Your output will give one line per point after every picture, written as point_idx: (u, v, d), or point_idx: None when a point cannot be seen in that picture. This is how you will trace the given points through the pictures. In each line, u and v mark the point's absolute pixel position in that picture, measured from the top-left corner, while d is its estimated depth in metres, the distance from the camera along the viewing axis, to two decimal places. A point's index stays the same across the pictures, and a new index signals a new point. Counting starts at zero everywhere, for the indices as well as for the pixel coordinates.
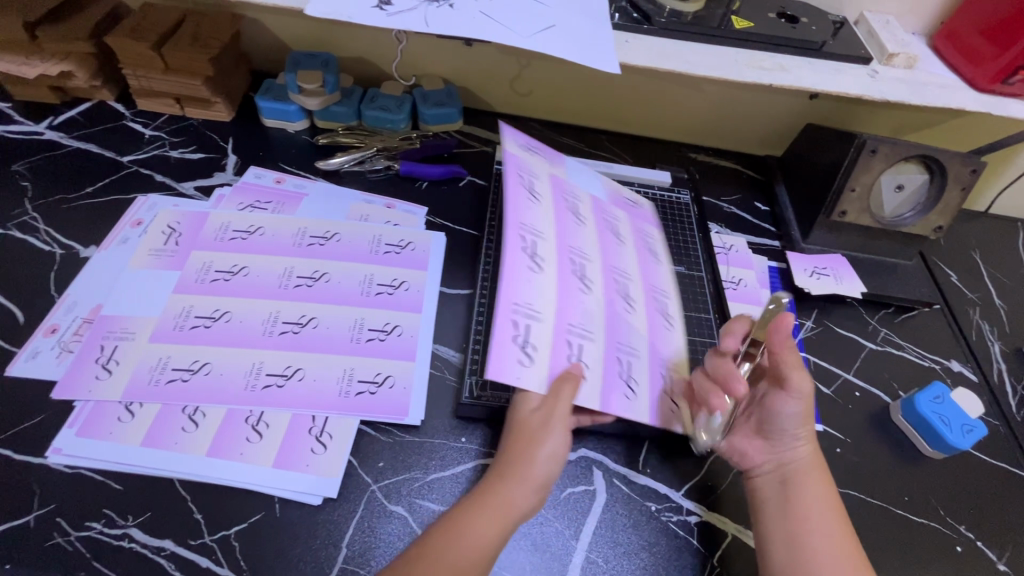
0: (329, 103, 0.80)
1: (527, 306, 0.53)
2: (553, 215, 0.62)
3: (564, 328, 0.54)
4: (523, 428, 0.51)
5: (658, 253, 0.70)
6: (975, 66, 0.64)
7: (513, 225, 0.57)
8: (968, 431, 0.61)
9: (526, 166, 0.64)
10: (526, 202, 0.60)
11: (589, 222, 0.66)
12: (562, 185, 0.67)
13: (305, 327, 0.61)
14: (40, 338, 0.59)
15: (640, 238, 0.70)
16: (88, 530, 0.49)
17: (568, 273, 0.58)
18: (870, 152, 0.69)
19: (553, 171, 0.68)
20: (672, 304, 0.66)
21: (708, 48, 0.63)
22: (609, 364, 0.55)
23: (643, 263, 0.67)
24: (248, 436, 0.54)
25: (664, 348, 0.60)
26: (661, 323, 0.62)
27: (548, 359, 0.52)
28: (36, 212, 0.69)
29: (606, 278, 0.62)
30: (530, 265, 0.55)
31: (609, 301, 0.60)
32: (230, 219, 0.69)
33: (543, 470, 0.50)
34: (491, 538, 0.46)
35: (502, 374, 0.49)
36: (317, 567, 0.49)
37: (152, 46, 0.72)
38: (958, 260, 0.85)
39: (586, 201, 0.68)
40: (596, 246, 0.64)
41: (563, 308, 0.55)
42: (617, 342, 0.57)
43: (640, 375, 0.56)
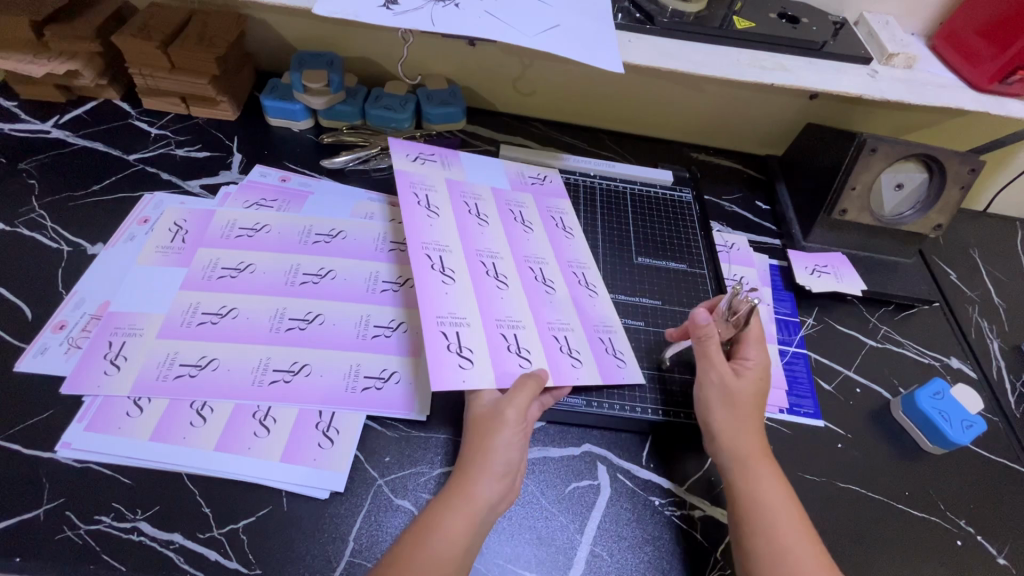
0: (334, 102, 0.81)
1: (450, 316, 0.56)
2: (454, 222, 0.66)
3: (494, 323, 0.58)
4: (480, 423, 0.51)
5: (568, 227, 0.73)
6: (974, 66, 0.65)
7: (416, 248, 0.61)
8: (968, 427, 0.61)
9: (420, 180, 0.69)
10: (426, 219, 0.64)
11: (492, 218, 0.69)
12: (458, 188, 0.71)
13: (311, 324, 0.61)
14: (48, 334, 0.59)
15: (547, 215, 0.73)
16: (98, 523, 0.49)
17: (481, 275, 0.61)
18: (870, 151, 0.70)
19: (450, 175, 0.72)
20: (592, 270, 0.69)
21: (710, 49, 0.64)
22: (547, 342, 0.59)
23: (555, 241, 0.70)
24: (256, 431, 0.54)
25: (593, 315, 0.64)
26: (584, 292, 0.66)
27: (487, 355, 0.55)
28: (43, 209, 0.70)
29: (520, 268, 0.65)
30: (441, 280, 0.59)
31: (528, 286, 0.63)
32: (235, 217, 0.70)
33: (506, 456, 0.50)
34: (461, 533, 0.46)
35: (447, 382, 0.51)
36: (324, 561, 0.49)
37: (159, 45, 0.72)
38: (957, 259, 0.85)
39: (486, 198, 0.72)
40: (504, 241, 0.67)
41: (487, 306, 0.59)
42: (548, 322, 0.61)
43: (578, 345, 0.61)
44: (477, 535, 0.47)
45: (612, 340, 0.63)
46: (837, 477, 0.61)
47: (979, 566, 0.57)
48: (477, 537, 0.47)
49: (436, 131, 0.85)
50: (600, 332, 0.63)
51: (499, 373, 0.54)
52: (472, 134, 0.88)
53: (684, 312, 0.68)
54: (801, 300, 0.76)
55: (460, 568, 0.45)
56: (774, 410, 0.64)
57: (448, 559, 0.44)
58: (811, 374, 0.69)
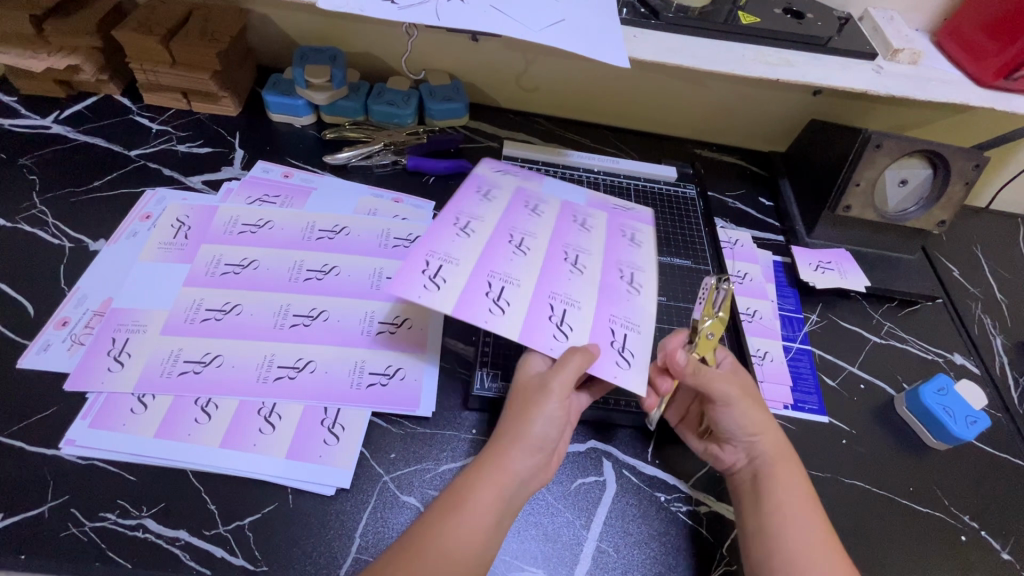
0: (336, 98, 0.81)
1: (445, 254, 0.55)
2: (504, 208, 0.63)
3: (485, 273, 0.55)
4: (523, 395, 0.51)
5: (641, 241, 0.66)
6: (979, 62, 0.65)
7: (452, 208, 0.60)
8: (972, 422, 0.61)
9: (489, 181, 0.66)
10: (475, 199, 0.63)
11: (548, 215, 0.65)
12: (527, 194, 0.67)
13: (315, 320, 0.61)
14: (51, 330, 0.59)
15: (617, 229, 0.66)
16: (103, 520, 0.49)
17: (502, 241, 0.59)
18: (875, 146, 0.70)
19: (523, 184, 0.68)
20: (646, 275, 0.61)
21: (714, 44, 0.63)
22: (537, 306, 0.54)
23: (614, 245, 0.64)
24: (261, 428, 0.54)
25: (620, 309, 0.57)
26: (623, 289, 0.59)
27: (458, 292, 0.52)
28: (44, 205, 0.69)
29: (553, 250, 0.61)
30: (458, 231, 0.58)
31: (552, 266, 0.59)
32: (239, 213, 0.70)
33: (542, 431, 0.48)
34: (489, 512, 0.45)
35: (406, 290, 0.50)
36: (330, 558, 0.49)
37: (160, 39, 0.72)
38: (960, 255, 0.85)
39: (554, 204, 0.67)
40: (550, 228, 0.63)
41: (491, 260, 0.56)
42: (552, 292, 0.56)
43: (576, 323, 0.55)
44: (507, 509, 0.46)
45: (625, 338, 0.55)
46: (842, 473, 0.61)
47: (983, 561, 0.57)
48: (506, 511, 0.46)
49: (439, 127, 0.85)
50: (616, 325, 0.56)
51: (463, 305, 0.51)
52: (475, 130, 0.87)
53: (689, 308, 0.68)
54: (805, 297, 0.76)
55: (488, 542, 0.45)
56: (779, 406, 0.64)
57: (471, 534, 0.44)
58: (815, 370, 0.69)
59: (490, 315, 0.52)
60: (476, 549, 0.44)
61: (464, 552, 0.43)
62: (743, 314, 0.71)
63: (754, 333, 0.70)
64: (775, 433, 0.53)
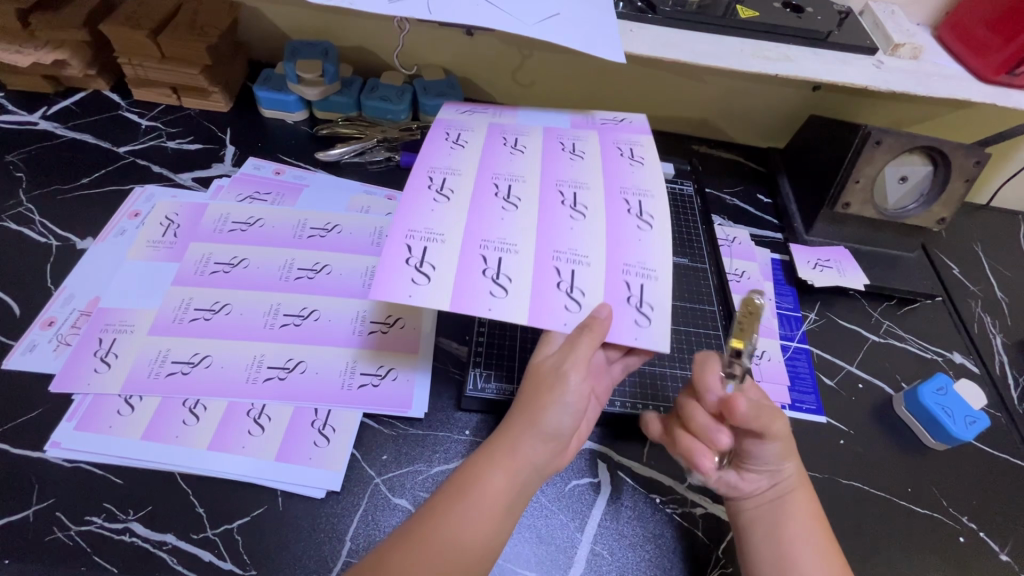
0: (329, 93, 0.79)
1: (426, 231, 0.49)
2: (481, 151, 0.57)
3: (476, 243, 0.49)
4: (539, 376, 0.47)
5: (640, 156, 0.58)
6: (980, 57, 0.64)
7: (422, 168, 0.54)
8: (971, 422, 0.61)
9: (456, 125, 0.60)
10: (446, 150, 0.56)
11: (532, 148, 0.58)
12: (501, 129, 0.60)
13: (306, 320, 0.60)
14: (37, 330, 0.58)
15: (612, 148, 0.59)
16: (89, 524, 0.48)
17: (487, 196, 0.52)
18: (875, 143, 0.69)
19: (496, 120, 0.61)
20: (655, 200, 0.54)
21: (713, 39, 0.62)
22: (542, 271, 0.48)
23: (613, 166, 0.57)
24: (250, 430, 0.53)
25: (632, 251, 0.51)
26: (632, 223, 0.52)
27: (451, 275, 0.47)
28: (31, 203, 0.68)
29: (547, 191, 0.54)
30: (433, 197, 0.51)
31: (548, 210, 0.52)
32: (229, 211, 0.68)
33: (556, 420, 0.46)
34: (501, 495, 0.44)
35: (391, 290, 0.45)
36: (320, 561, 0.48)
37: (148, 34, 0.71)
38: (960, 253, 0.84)
39: (534, 134, 0.60)
40: (536, 165, 0.56)
41: (477, 223, 0.50)
42: (555, 250, 0.50)
43: (587, 283, 0.48)
44: (518, 495, 0.45)
45: (642, 288, 0.49)
46: (840, 474, 0.60)
47: (982, 563, 0.56)
48: (518, 497, 0.45)
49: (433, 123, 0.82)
50: (630, 274, 0.49)
51: (458, 295, 0.46)
52: None
53: (686, 306, 0.67)
54: (803, 295, 0.75)
55: (498, 527, 0.44)
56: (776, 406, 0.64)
57: (483, 518, 0.43)
58: (813, 370, 0.68)
59: (492, 299, 0.46)
60: (487, 534, 0.43)
61: (472, 536, 0.43)
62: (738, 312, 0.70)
63: None
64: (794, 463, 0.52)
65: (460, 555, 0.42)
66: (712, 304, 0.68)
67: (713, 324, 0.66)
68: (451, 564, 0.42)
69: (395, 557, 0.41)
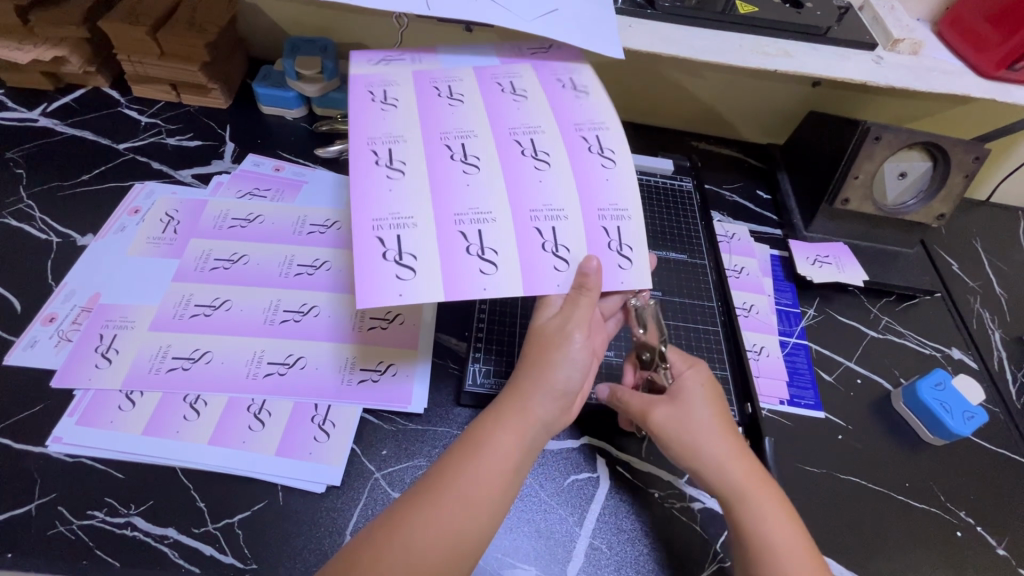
0: (328, 90, 0.79)
1: (393, 216, 0.47)
2: (416, 107, 0.54)
3: (451, 218, 0.48)
4: (543, 339, 0.48)
5: (582, 86, 0.58)
6: (979, 52, 0.64)
7: (361, 141, 0.51)
8: (969, 418, 0.61)
9: (378, 79, 0.56)
10: (377, 111, 0.53)
11: (469, 95, 0.56)
12: (428, 77, 0.57)
13: (306, 316, 0.60)
14: (39, 326, 0.58)
15: (552, 81, 0.58)
16: (91, 518, 0.48)
17: (443, 160, 0.51)
18: (874, 139, 0.69)
19: (419, 68, 0.58)
20: (611, 132, 0.54)
21: (712, 34, 0.62)
22: (524, 232, 0.48)
23: (560, 103, 0.56)
24: (250, 425, 0.53)
25: (601, 193, 0.51)
26: (596, 162, 0.52)
27: (436, 262, 0.46)
28: (32, 199, 0.69)
29: (503, 141, 0.53)
30: (386, 174, 0.49)
31: (511, 163, 0.51)
32: (229, 207, 0.69)
33: (565, 378, 0.47)
34: (513, 448, 0.45)
35: (378, 294, 0.44)
36: (320, 555, 0.49)
37: (147, 30, 0.71)
38: (959, 249, 0.84)
39: (467, 78, 0.58)
40: (482, 114, 0.54)
41: (444, 198, 0.49)
42: (531, 208, 0.49)
43: (569, 238, 0.49)
44: (528, 452, 0.46)
45: (619, 231, 0.50)
46: (838, 469, 0.60)
47: (979, 557, 0.56)
48: (526, 453, 0.46)
49: None
50: (605, 219, 0.50)
51: (450, 280, 0.46)
52: None
53: (684, 302, 0.68)
54: (802, 291, 0.75)
55: (508, 485, 0.44)
56: (774, 402, 0.64)
57: (495, 472, 0.44)
58: (812, 365, 0.68)
59: (484, 277, 0.46)
60: (496, 490, 0.43)
61: (484, 494, 0.43)
62: (737, 308, 0.71)
63: (750, 328, 0.69)
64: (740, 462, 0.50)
65: (474, 512, 0.42)
66: (710, 298, 0.68)
67: (713, 321, 0.67)
68: (466, 522, 0.42)
69: (409, 520, 0.41)
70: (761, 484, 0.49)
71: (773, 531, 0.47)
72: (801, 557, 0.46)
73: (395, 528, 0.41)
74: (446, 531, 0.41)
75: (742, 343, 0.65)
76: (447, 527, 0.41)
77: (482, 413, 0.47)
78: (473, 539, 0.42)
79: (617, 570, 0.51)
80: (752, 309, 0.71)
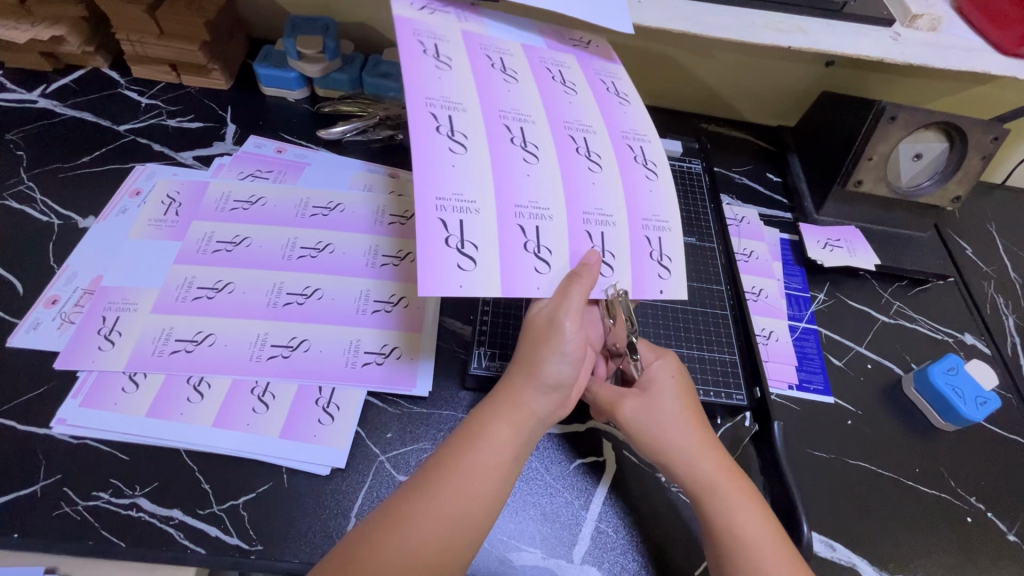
0: (330, 70, 0.78)
1: (456, 198, 0.44)
2: (473, 75, 0.49)
3: (511, 211, 0.45)
4: (536, 330, 0.46)
5: (624, 93, 0.56)
6: (1000, 28, 0.61)
7: (419, 101, 0.46)
8: (981, 403, 0.60)
9: (427, 32, 0.51)
10: (432, 69, 0.48)
11: (523, 74, 0.52)
12: (477, 41, 0.52)
13: (309, 299, 0.60)
14: (41, 308, 0.58)
15: (597, 81, 0.56)
16: (96, 499, 0.48)
17: (503, 142, 0.47)
18: (889, 118, 0.67)
19: (465, 27, 0.53)
20: (653, 145, 0.53)
21: (724, 10, 0.61)
22: (577, 235, 0.47)
23: (605, 104, 0.54)
24: (254, 407, 0.53)
25: (645, 203, 0.50)
26: (641, 172, 0.51)
27: (498, 255, 0.44)
28: (33, 181, 0.68)
29: (557, 134, 0.50)
30: (449, 145, 0.45)
31: (566, 158, 0.49)
32: (231, 189, 0.68)
33: (556, 370, 0.46)
34: (507, 439, 0.45)
35: (440, 286, 0.41)
36: (325, 537, 0.48)
37: (145, 9, 0.69)
38: (974, 233, 0.83)
39: (516, 53, 0.54)
40: (537, 100, 0.51)
41: (505, 186, 0.46)
42: (584, 210, 0.48)
43: (616, 246, 0.48)
44: (523, 446, 0.46)
45: (660, 241, 0.49)
46: (847, 454, 0.60)
47: (988, 543, 0.56)
48: (522, 445, 0.46)
49: None
50: (648, 230, 0.50)
51: (508, 276, 0.44)
52: None
53: (693, 285, 0.66)
54: (812, 276, 0.74)
55: (505, 477, 0.44)
56: (783, 386, 0.63)
57: (491, 463, 0.44)
58: (821, 351, 0.67)
59: (538, 277, 0.45)
60: (495, 482, 0.43)
61: (484, 484, 0.43)
62: (746, 291, 0.69)
63: (760, 312, 0.68)
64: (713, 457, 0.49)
65: (473, 503, 0.42)
66: (719, 280, 0.67)
67: (721, 305, 0.65)
68: (463, 515, 0.41)
69: (407, 510, 0.41)
70: (733, 476, 0.49)
71: (745, 524, 0.46)
72: (774, 551, 0.45)
73: (394, 517, 0.40)
74: (445, 522, 0.41)
75: (752, 329, 0.64)
76: (445, 518, 0.41)
77: (476, 408, 0.47)
78: (471, 531, 0.41)
79: (624, 553, 0.51)
80: (759, 293, 0.70)
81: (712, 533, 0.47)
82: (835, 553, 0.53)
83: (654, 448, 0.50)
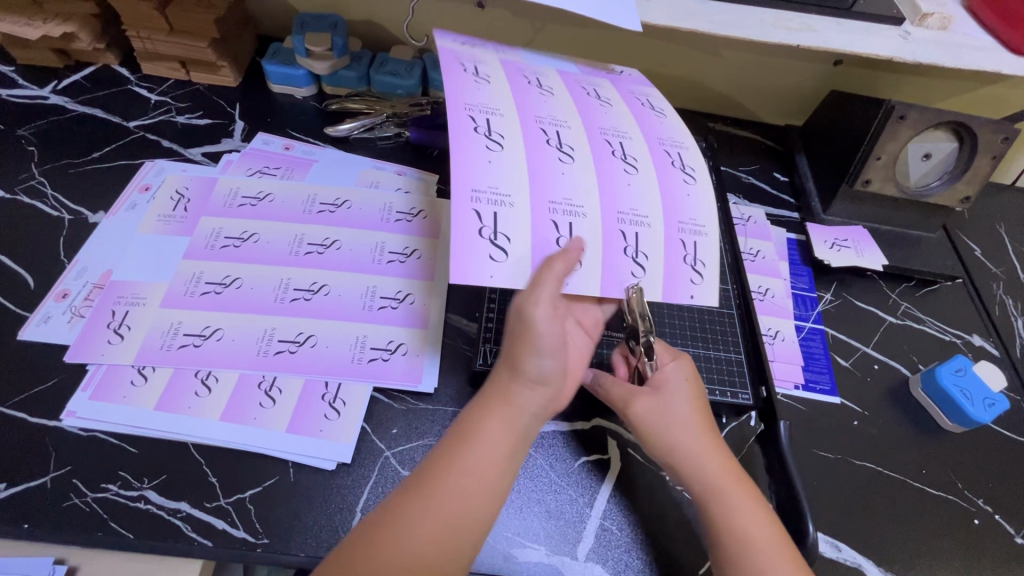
0: (338, 67, 0.78)
1: (492, 191, 0.45)
2: (510, 90, 0.51)
3: (545, 207, 0.46)
4: (513, 321, 0.45)
5: (659, 107, 0.57)
6: (1011, 27, 0.60)
7: (459, 106, 0.48)
8: (989, 405, 0.59)
9: (469, 56, 0.54)
10: (473, 83, 0.50)
11: (559, 89, 0.54)
12: (515, 66, 0.55)
13: (316, 294, 0.60)
14: (51, 303, 0.58)
15: (632, 97, 0.57)
16: (105, 491, 0.49)
17: (541, 143, 0.48)
18: (898, 118, 0.66)
19: (503, 56, 0.56)
20: (692, 152, 0.53)
21: (732, 7, 0.61)
22: (611, 235, 0.47)
23: (641, 117, 0.55)
24: (261, 402, 0.53)
25: (681, 207, 0.50)
26: (678, 177, 0.51)
27: (530, 249, 0.44)
28: (43, 176, 0.69)
29: (594, 139, 0.51)
30: (487, 144, 0.46)
31: (602, 162, 0.49)
32: (239, 185, 0.68)
33: (536, 365, 0.44)
34: (499, 436, 0.44)
35: (472, 274, 0.42)
36: (331, 532, 0.49)
37: (157, 6, 0.70)
38: (983, 235, 0.82)
39: (553, 75, 0.56)
40: (573, 109, 0.52)
41: (541, 185, 0.46)
42: (619, 211, 0.48)
43: (649, 247, 0.48)
44: (515, 442, 0.45)
45: (694, 246, 0.49)
46: (853, 455, 0.59)
47: (995, 545, 0.55)
48: (517, 444, 0.45)
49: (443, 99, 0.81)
50: (684, 233, 0.49)
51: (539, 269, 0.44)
52: None
53: None
54: (820, 277, 0.74)
55: (500, 476, 0.44)
56: (789, 386, 0.63)
57: (486, 463, 0.43)
58: (827, 351, 0.67)
59: (568, 272, 0.45)
60: (490, 480, 0.43)
61: (479, 484, 0.43)
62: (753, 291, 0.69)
63: (765, 312, 0.68)
64: (719, 460, 0.49)
65: (468, 503, 0.42)
66: (726, 279, 0.67)
67: (727, 304, 0.65)
68: (459, 515, 0.41)
69: (403, 514, 0.41)
70: (737, 478, 0.49)
71: (749, 526, 0.46)
72: (781, 554, 0.45)
73: (392, 518, 0.40)
74: (442, 523, 0.41)
75: (759, 329, 0.64)
76: (444, 519, 0.41)
77: (467, 406, 0.47)
78: (469, 532, 0.41)
79: (628, 550, 0.51)
80: (765, 293, 0.70)
81: (715, 535, 0.47)
82: (840, 554, 0.53)
83: (663, 450, 0.50)
